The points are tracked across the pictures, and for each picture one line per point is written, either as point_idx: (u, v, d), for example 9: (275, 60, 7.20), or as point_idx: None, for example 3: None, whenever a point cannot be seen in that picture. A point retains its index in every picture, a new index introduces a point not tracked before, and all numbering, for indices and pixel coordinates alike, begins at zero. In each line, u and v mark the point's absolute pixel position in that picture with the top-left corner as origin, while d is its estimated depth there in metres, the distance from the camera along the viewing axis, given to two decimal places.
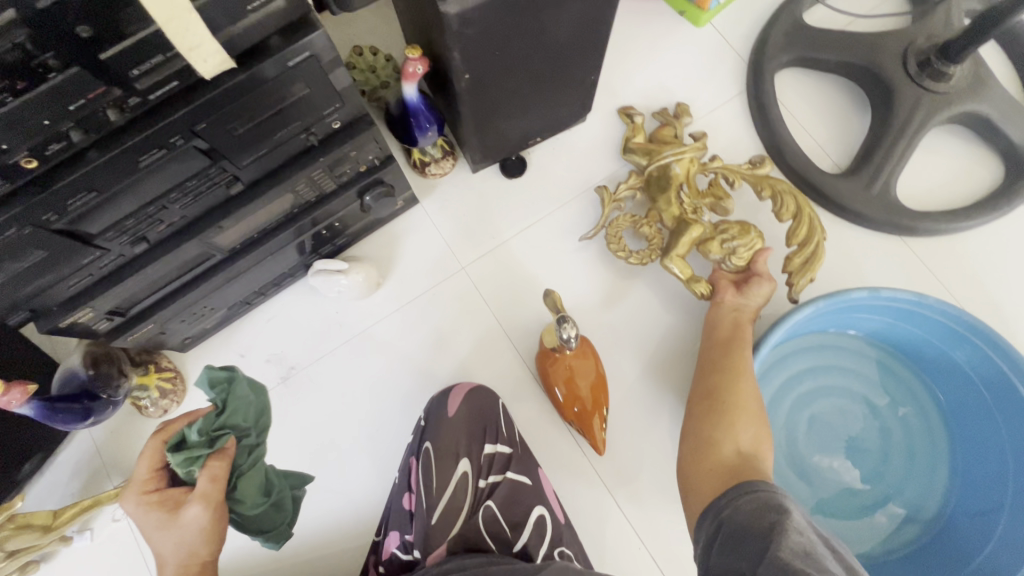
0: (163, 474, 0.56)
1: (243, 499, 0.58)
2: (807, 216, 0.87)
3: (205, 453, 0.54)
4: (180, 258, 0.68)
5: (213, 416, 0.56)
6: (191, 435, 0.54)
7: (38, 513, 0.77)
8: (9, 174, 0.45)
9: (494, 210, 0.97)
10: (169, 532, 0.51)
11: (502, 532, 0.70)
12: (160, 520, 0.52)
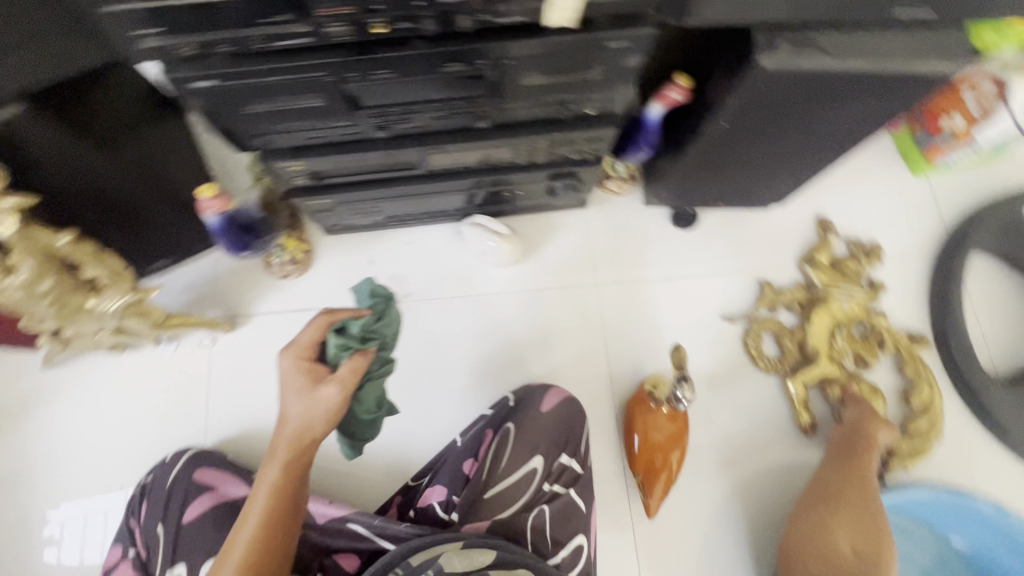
0: (317, 350, 0.62)
1: (361, 400, 0.64)
2: (933, 415, 0.87)
3: (356, 345, 0.61)
4: (395, 158, 0.72)
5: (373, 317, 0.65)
6: (353, 326, 0.62)
7: (156, 308, 0.82)
8: (357, 30, 0.49)
9: (647, 248, 0.98)
10: (302, 402, 0.57)
11: (544, 541, 0.69)
12: (302, 385, 0.58)
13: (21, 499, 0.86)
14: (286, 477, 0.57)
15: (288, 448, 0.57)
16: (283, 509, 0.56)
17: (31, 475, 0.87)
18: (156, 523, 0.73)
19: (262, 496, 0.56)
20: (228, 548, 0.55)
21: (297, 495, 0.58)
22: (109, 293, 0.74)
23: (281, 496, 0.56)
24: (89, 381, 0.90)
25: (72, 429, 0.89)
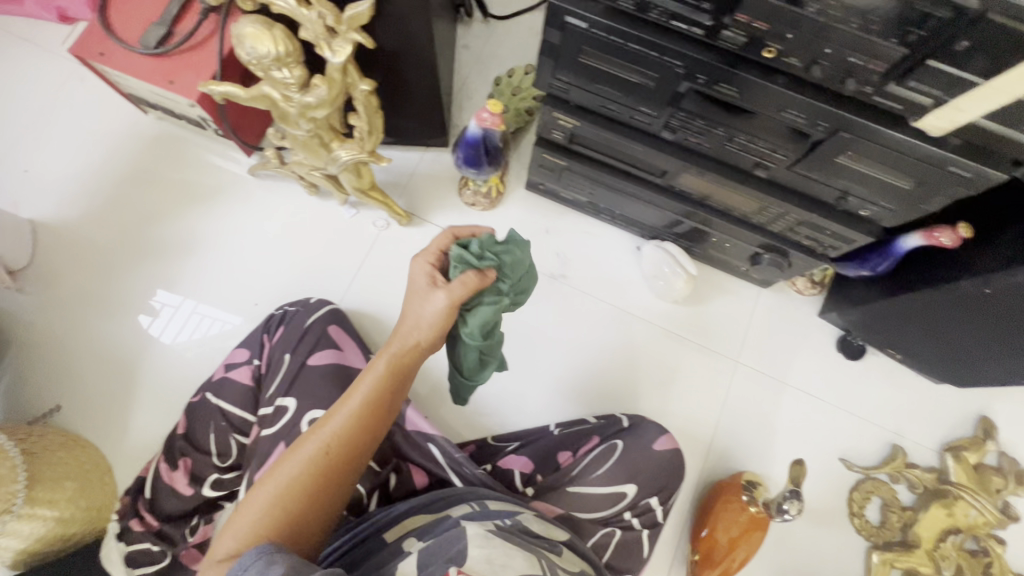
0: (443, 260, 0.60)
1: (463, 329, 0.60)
2: None
3: (470, 264, 0.57)
4: (654, 160, 0.73)
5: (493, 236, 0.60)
6: (471, 243, 0.58)
7: (369, 175, 0.87)
8: (749, 44, 0.50)
9: (801, 356, 0.95)
10: (418, 317, 0.57)
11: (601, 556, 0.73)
12: (420, 286, 0.57)
13: (176, 270, 0.95)
14: (387, 376, 0.55)
15: (399, 352, 0.56)
16: (379, 407, 0.55)
17: (193, 254, 0.96)
18: (285, 352, 0.80)
19: (364, 386, 0.55)
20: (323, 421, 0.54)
21: (395, 400, 0.56)
22: (353, 145, 0.80)
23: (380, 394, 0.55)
24: (272, 205, 0.98)
25: (242, 235, 0.97)
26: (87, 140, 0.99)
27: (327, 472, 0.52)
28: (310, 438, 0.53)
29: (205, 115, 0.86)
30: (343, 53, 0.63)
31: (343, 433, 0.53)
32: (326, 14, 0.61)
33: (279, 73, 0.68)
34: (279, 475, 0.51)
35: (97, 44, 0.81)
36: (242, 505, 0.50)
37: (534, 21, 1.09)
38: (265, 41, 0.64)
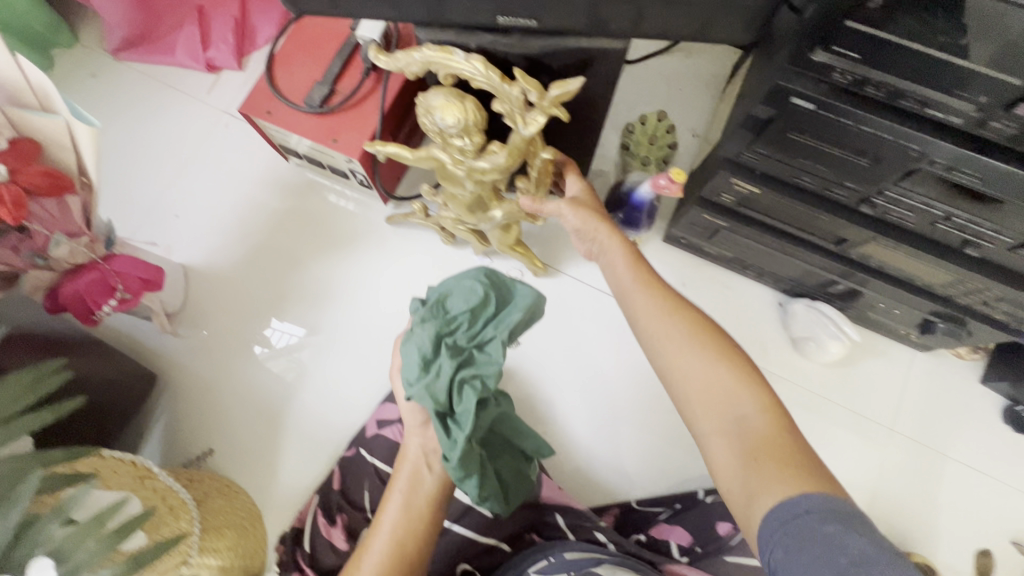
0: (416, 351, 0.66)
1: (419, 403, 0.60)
2: None
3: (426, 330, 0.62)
4: (837, 228, 0.70)
5: (441, 300, 0.65)
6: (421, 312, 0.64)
7: (516, 232, 0.88)
8: (1017, 135, 0.47)
9: (965, 426, 0.88)
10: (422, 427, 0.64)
11: None
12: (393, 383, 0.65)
13: (315, 315, 0.97)
14: (416, 481, 0.62)
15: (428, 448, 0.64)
16: (419, 509, 0.60)
17: (332, 300, 0.97)
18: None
19: (395, 497, 0.61)
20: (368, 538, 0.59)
21: (431, 506, 0.61)
22: (512, 205, 0.80)
23: (411, 497, 0.61)
24: (407, 252, 0.99)
25: (378, 282, 0.98)
26: (233, 187, 1.03)
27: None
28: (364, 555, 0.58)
29: (357, 168, 0.88)
30: (535, 128, 0.60)
31: (391, 540, 0.58)
32: (528, 92, 0.58)
33: (458, 140, 0.67)
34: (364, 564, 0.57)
35: (264, 103, 0.84)
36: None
37: (664, 65, 1.07)
38: (455, 111, 0.63)
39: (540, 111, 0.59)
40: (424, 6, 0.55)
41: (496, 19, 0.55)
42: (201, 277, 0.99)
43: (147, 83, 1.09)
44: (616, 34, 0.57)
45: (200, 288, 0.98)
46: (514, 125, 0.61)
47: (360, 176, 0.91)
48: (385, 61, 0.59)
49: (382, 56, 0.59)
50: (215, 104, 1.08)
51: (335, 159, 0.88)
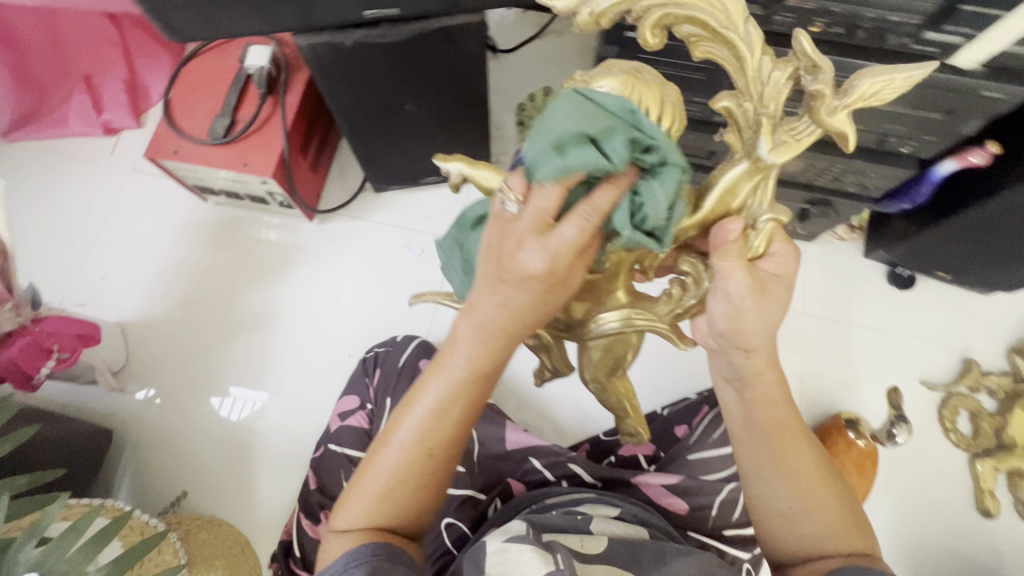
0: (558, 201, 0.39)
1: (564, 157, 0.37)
2: None
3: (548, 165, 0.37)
4: (704, 144, 0.81)
5: (644, 132, 0.38)
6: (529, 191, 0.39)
7: (632, 344, 0.50)
8: (799, 22, 0.61)
9: (861, 295, 1.01)
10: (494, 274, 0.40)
11: (730, 510, 0.77)
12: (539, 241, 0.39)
13: (264, 340, 0.99)
14: (449, 375, 0.45)
15: (477, 362, 0.44)
16: (455, 410, 0.46)
17: (277, 322, 1.00)
18: (385, 395, 0.83)
19: (434, 390, 0.45)
20: (408, 400, 0.47)
21: (456, 434, 0.47)
22: (648, 309, 0.49)
23: (495, 325, 0.42)
24: (341, 259, 1.03)
25: (318, 294, 1.01)
26: (156, 239, 1.04)
27: (405, 478, 0.46)
28: (400, 423, 0.47)
29: (274, 189, 0.93)
30: (781, 98, 0.40)
31: (419, 434, 0.46)
32: (822, 89, 0.38)
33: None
34: (377, 470, 0.47)
35: (169, 144, 0.87)
36: (351, 485, 0.49)
37: (540, 47, 1.17)
38: (788, 152, 0.40)
39: (811, 120, 0.40)
40: (296, 13, 0.61)
41: (364, 13, 0.62)
42: (140, 331, 0.99)
43: (47, 157, 1.09)
44: (475, 8, 0.65)
45: (141, 343, 0.98)
46: (760, 134, 0.41)
47: (279, 197, 0.96)
48: (580, 77, 0.41)
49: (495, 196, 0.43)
50: (120, 165, 1.09)
51: (251, 185, 0.93)
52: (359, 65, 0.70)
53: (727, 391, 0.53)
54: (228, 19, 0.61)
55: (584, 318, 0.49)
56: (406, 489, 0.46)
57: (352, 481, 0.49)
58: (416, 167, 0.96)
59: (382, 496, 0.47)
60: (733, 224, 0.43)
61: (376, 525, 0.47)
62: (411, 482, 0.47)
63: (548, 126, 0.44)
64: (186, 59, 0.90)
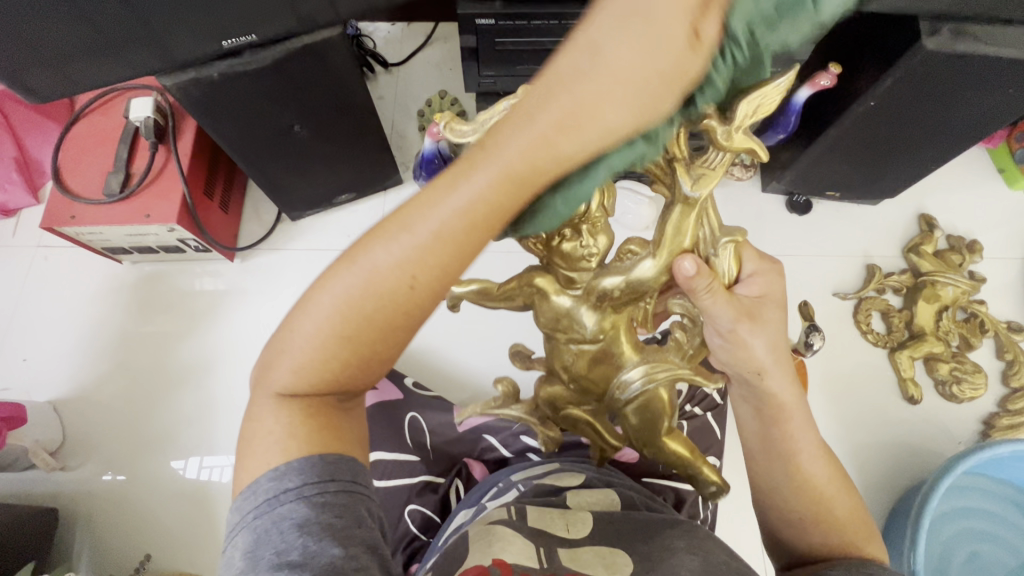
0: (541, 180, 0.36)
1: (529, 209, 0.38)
2: None
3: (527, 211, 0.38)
4: None
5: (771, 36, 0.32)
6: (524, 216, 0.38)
7: (664, 396, 0.55)
8: None
9: (766, 227, 1.09)
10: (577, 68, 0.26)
11: None
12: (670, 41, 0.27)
13: (206, 387, 0.98)
14: (492, 183, 0.29)
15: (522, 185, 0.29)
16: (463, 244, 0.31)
17: (217, 365, 0.99)
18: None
19: (451, 203, 0.30)
20: (400, 213, 0.32)
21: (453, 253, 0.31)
22: (662, 359, 0.54)
23: (540, 155, 0.28)
24: (269, 291, 1.03)
25: (253, 330, 1.01)
26: (77, 309, 1.02)
27: (345, 325, 0.33)
28: (375, 243, 0.32)
29: (185, 235, 0.93)
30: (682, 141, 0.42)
31: (403, 266, 0.31)
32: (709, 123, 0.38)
33: (571, 247, 0.47)
34: (335, 291, 0.33)
35: (65, 210, 0.86)
36: (285, 322, 0.36)
37: (429, 54, 1.20)
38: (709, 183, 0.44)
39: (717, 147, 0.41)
40: (155, 54, 0.63)
41: (222, 44, 0.64)
42: (75, 404, 0.97)
43: None
44: (328, 23, 0.68)
45: (78, 415, 0.96)
46: (678, 178, 0.44)
47: (192, 242, 0.96)
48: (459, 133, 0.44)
49: (481, 295, 0.53)
50: (26, 243, 1.06)
51: (160, 235, 0.93)
52: (235, 96, 0.72)
53: (746, 409, 0.57)
54: (88, 70, 0.63)
55: (612, 386, 0.55)
56: (350, 340, 0.34)
57: (290, 313, 0.36)
58: (323, 187, 0.98)
59: (321, 353, 0.35)
60: (688, 261, 0.46)
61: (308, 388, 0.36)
62: (357, 331, 0.34)
63: (531, 242, 0.48)
64: (68, 124, 0.90)
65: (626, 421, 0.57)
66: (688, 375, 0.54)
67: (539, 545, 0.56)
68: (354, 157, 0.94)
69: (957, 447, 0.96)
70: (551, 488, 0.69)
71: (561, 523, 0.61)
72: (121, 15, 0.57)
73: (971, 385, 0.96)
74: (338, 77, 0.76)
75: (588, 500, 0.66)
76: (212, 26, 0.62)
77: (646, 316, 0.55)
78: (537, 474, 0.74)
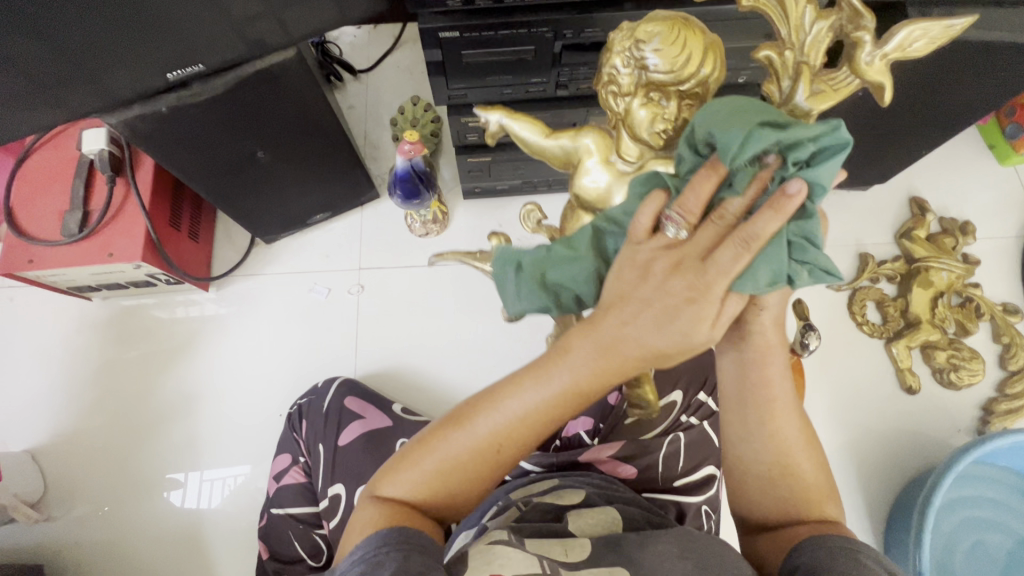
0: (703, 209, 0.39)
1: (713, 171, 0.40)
2: None
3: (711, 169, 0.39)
4: (560, 118, 0.81)
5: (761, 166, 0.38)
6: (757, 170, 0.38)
7: None
8: None
9: None
10: (623, 301, 0.39)
11: (674, 466, 0.77)
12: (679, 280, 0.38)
13: (191, 421, 0.95)
14: (559, 383, 0.40)
15: (587, 379, 0.40)
16: (526, 428, 0.41)
17: (198, 399, 0.96)
18: (317, 441, 0.82)
19: (530, 397, 0.41)
20: (498, 394, 0.42)
21: (534, 417, 0.41)
22: None
23: (582, 385, 0.40)
24: (249, 316, 1.00)
25: (235, 359, 0.98)
26: (46, 352, 0.98)
27: (447, 477, 0.43)
28: (483, 413, 0.42)
29: (153, 270, 0.90)
30: (822, 50, 0.41)
31: (503, 432, 0.41)
32: (861, 36, 0.40)
33: (649, 115, 0.42)
34: (445, 445, 0.42)
35: (23, 254, 0.82)
36: (404, 453, 0.44)
37: (399, 58, 1.15)
38: (823, 101, 0.41)
39: (850, 71, 0.41)
40: (93, 92, 0.58)
41: (166, 76, 0.60)
42: (56, 448, 0.94)
43: None
44: (279, 45, 0.64)
45: (60, 461, 0.93)
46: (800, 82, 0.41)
47: (162, 277, 0.93)
48: None
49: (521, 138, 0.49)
50: None
51: (127, 272, 0.89)
52: (190, 129, 0.68)
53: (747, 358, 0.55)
54: (20, 115, 0.58)
55: None
56: (449, 478, 0.43)
57: (408, 446, 0.44)
58: (297, 208, 0.94)
59: (429, 476, 0.43)
60: (836, 179, 0.40)
61: (413, 504, 0.43)
62: (455, 475, 0.43)
63: (611, 94, 0.44)
64: (19, 160, 0.85)
65: None
66: None
67: (540, 559, 0.53)
68: (328, 176, 0.90)
69: (956, 435, 0.95)
70: (552, 507, 0.66)
71: (558, 548, 0.56)
72: (48, 57, 0.53)
73: (969, 371, 0.95)
74: (297, 100, 0.72)
75: (591, 521, 0.62)
76: (155, 60, 0.58)
77: None
78: (539, 491, 0.71)
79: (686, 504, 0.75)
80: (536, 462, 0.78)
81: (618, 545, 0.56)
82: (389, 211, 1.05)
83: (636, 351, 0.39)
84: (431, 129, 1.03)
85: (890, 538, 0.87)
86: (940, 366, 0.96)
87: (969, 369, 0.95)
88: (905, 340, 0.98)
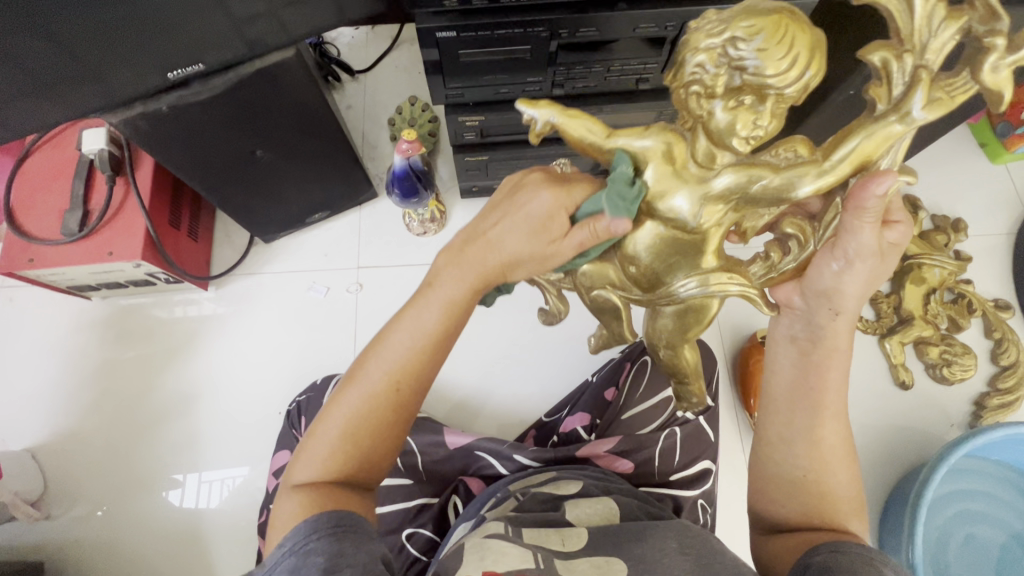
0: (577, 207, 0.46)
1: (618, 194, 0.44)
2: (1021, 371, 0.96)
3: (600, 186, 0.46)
4: None
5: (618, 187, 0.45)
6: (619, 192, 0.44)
7: (713, 309, 0.49)
8: None
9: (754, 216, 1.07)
10: (482, 237, 0.47)
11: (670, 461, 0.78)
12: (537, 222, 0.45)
13: (189, 419, 0.95)
14: (430, 309, 0.47)
15: (454, 300, 0.47)
16: (416, 361, 0.47)
17: (196, 397, 0.96)
18: None
19: (409, 331, 0.47)
20: (381, 342, 0.48)
21: (420, 344, 0.47)
22: (743, 274, 0.48)
23: (453, 306, 0.47)
24: (249, 315, 1.00)
25: (233, 356, 0.98)
26: (45, 350, 0.99)
27: (356, 434, 0.46)
28: (370, 362, 0.48)
29: (153, 269, 0.90)
30: (945, 53, 0.39)
31: (390, 372, 0.47)
32: (992, 42, 0.37)
33: (732, 118, 0.41)
34: (345, 402, 0.47)
35: (23, 253, 0.83)
36: (309, 435, 0.48)
37: (397, 58, 1.16)
38: (940, 108, 0.39)
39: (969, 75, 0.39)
40: (94, 91, 0.59)
41: (167, 76, 0.61)
42: (56, 446, 0.94)
43: None
44: (279, 45, 0.65)
45: (59, 459, 0.93)
46: (917, 87, 0.39)
47: (161, 275, 0.93)
48: None
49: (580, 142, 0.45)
50: None
51: (126, 271, 0.89)
52: (189, 128, 0.69)
53: (788, 348, 0.55)
54: (22, 114, 0.59)
55: (664, 279, 0.49)
56: (357, 436, 0.46)
57: (311, 428, 0.49)
58: (295, 207, 0.95)
59: (339, 439, 0.46)
60: (883, 179, 0.41)
61: (329, 478, 0.46)
62: (359, 431, 0.47)
63: (699, 96, 0.41)
64: (19, 159, 0.86)
65: (662, 320, 0.51)
66: (755, 296, 0.49)
67: (534, 551, 0.54)
68: (326, 175, 0.91)
69: (949, 429, 0.97)
70: (549, 499, 0.67)
71: (555, 538, 0.57)
72: (50, 57, 0.54)
73: (961, 367, 0.96)
74: (295, 99, 0.73)
75: (588, 511, 0.63)
76: (155, 60, 0.59)
77: (751, 227, 0.48)
78: (536, 484, 0.72)
79: (682, 498, 0.76)
80: (534, 456, 0.79)
81: (614, 538, 0.56)
82: (387, 210, 1.06)
83: (499, 267, 0.46)
84: (430, 129, 1.05)
85: (884, 530, 0.88)
86: (933, 361, 0.98)
87: (961, 363, 0.96)
88: (898, 335, 0.99)
